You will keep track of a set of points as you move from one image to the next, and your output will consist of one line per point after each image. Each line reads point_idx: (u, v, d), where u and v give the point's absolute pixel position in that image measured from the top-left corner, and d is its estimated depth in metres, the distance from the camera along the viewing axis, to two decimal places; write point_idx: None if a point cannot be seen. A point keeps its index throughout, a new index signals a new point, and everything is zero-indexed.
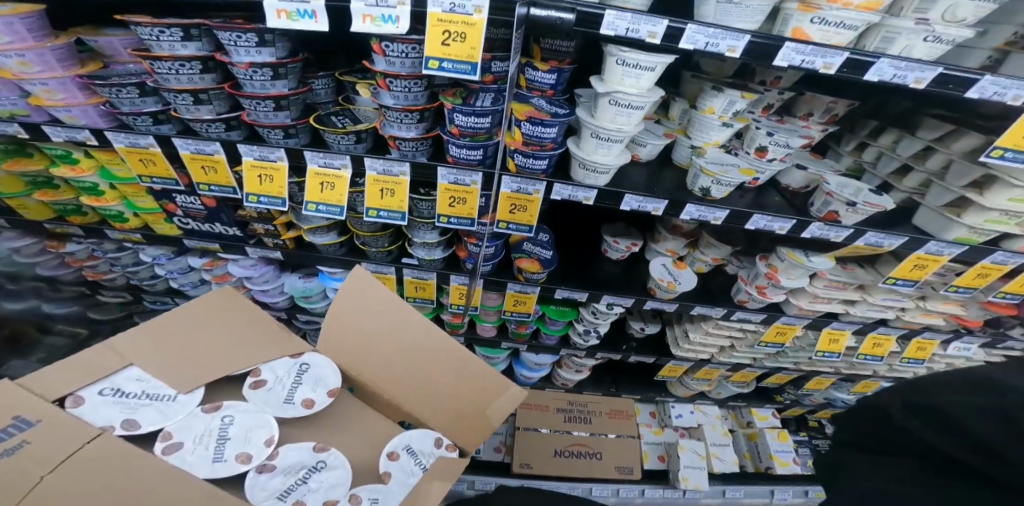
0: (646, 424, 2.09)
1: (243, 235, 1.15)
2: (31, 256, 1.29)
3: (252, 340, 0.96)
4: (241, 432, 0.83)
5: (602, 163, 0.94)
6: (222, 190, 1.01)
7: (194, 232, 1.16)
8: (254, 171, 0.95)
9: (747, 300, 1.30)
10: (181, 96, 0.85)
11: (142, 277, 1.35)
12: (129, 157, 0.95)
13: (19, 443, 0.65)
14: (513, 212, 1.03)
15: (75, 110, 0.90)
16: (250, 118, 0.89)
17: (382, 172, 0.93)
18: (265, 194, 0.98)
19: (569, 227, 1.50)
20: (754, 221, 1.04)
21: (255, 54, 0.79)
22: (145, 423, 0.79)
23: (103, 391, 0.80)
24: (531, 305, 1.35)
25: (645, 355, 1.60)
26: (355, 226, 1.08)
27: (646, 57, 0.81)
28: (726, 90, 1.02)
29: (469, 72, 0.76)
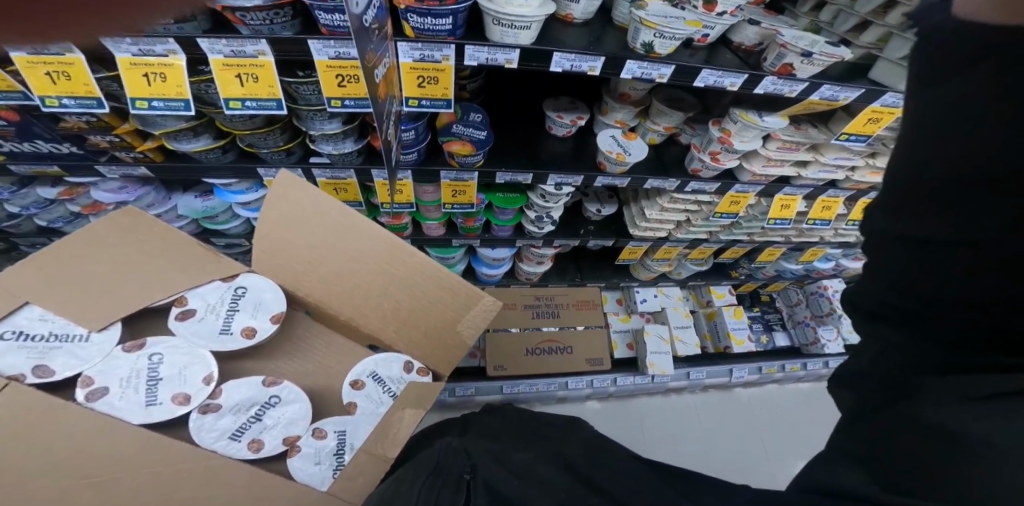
0: (614, 312, 2.13)
1: (86, 152, 0.93)
2: None
3: (175, 263, 0.81)
4: (175, 371, 0.74)
5: (518, 17, 0.76)
6: (7, 98, 0.77)
7: (17, 156, 0.92)
8: (36, 69, 0.70)
9: (701, 170, 1.19)
10: None
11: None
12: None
13: None
14: (423, 86, 0.86)
15: None
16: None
17: (231, 55, 0.72)
18: (68, 95, 0.75)
19: (500, 98, 1.32)
20: (703, 77, 0.90)
21: None
22: (61, 369, 0.70)
23: (4, 336, 0.70)
24: (472, 194, 1.22)
25: (603, 238, 1.53)
26: (228, 124, 0.88)
27: None
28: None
29: None
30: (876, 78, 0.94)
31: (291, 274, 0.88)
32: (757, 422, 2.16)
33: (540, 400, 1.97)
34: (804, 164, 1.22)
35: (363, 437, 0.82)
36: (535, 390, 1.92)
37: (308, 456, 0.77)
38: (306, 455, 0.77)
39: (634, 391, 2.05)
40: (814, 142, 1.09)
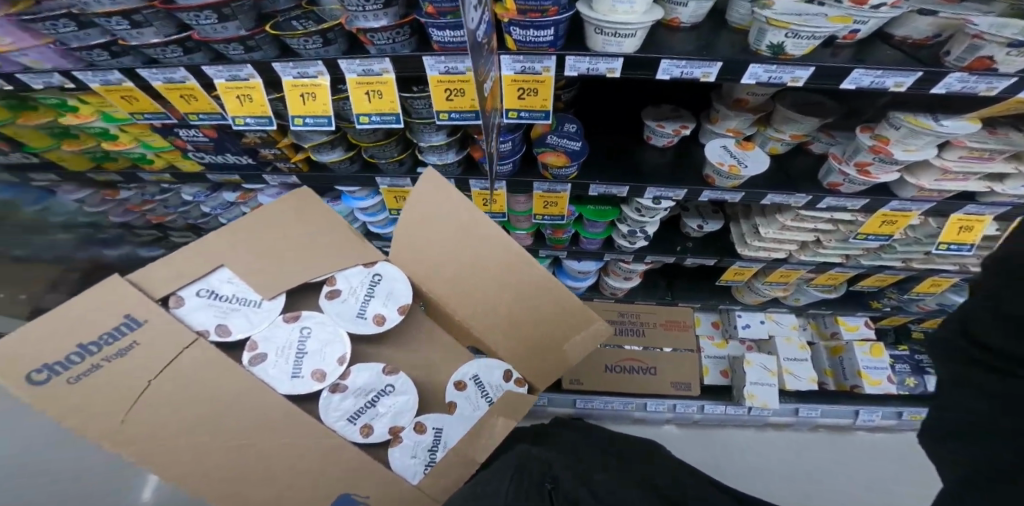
0: (708, 336, 1.92)
1: (257, 164, 1.11)
2: (97, 206, 1.37)
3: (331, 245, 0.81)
4: (318, 347, 0.77)
5: (623, 26, 0.71)
6: (211, 118, 0.94)
7: (213, 166, 1.15)
8: (231, 93, 0.86)
9: (841, 184, 0.99)
10: (114, 19, 0.73)
11: (194, 216, 1.42)
12: (109, 95, 0.90)
13: (131, 344, 0.65)
14: (522, 97, 0.86)
15: (34, 54, 0.82)
16: (201, 37, 0.76)
17: (364, 73, 0.81)
18: (250, 115, 0.90)
19: (600, 106, 1.26)
20: (853, 79, 0.74)
21: None
22: (236, 330, 0.73)
23: (199, 292, 0.73)
24: (563, 204, 1.19)
25: (704, 257, 1.38)
26: (355, 137, 0.99)
27: None
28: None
29: None
30: None
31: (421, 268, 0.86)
32: (904, 487, 1.75)
33: (614, 418, 1.86)
34: (999, 177, 0.95)
35: (458, 438, 0.82)
36: (610, 407, 1.82)
37: (406, 448, 0.80)
38: (407, 447, 0.80)
39: (725, 421, 1.83)
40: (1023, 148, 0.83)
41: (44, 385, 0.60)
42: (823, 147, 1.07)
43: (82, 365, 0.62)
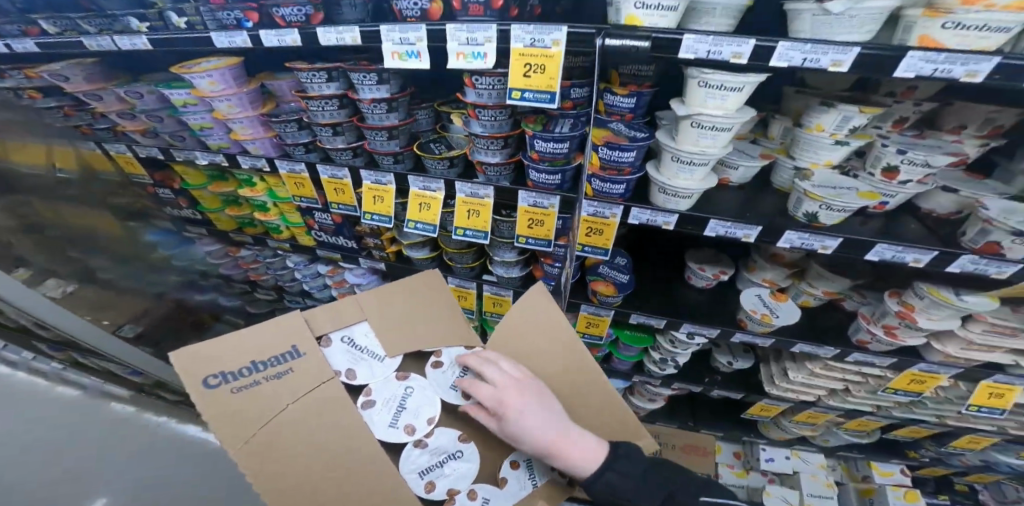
0: (727, 464, 1.77)
1: (358, 247, 1.38)
2: (218, 258, 1.69)
3: (449, 319, 0.88)
4: (415, 405, 0.76)
5: (682, 188, 0.89)
6: (346, 209, 1.22)
7: (325, 244, 1.42)
8: (371, 193, 1.14)
9: (869, 341, 1.09)
10: (325, 128, 1.07)
11: (285, 278, 1.67)
12: (289, 181, 1.23)
13: (286, 369, 0.68)
14: (590, 235, 1.05)
15: (258, 143, 1.19)
16: (370, 148, 1.10)
17: (470, 194, 1.07)
18: (377, 213, 1.16)
19: (649, 249, 1.41)
20: (877, 251, 0.83)
21: (376, 91, 0.97)
22: (360, 377, 0.75)
23: (342, 338, 0.78)
24: (604, 327, 1.31)
25: (731, 390, 1.45)
26: (444, 242, 1.25)
27: (732, 77, 0.72)
28: (838, 105, 0.75)
29: (548, 100, 0.87)
30: None
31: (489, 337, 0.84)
32: None
33: None
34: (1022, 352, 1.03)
35: None
36: None
37: None
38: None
39: None
40: None
41: (214, 390, 0.63)
42: (853, 306, 1.16)
43: (246, 379, 0.65)
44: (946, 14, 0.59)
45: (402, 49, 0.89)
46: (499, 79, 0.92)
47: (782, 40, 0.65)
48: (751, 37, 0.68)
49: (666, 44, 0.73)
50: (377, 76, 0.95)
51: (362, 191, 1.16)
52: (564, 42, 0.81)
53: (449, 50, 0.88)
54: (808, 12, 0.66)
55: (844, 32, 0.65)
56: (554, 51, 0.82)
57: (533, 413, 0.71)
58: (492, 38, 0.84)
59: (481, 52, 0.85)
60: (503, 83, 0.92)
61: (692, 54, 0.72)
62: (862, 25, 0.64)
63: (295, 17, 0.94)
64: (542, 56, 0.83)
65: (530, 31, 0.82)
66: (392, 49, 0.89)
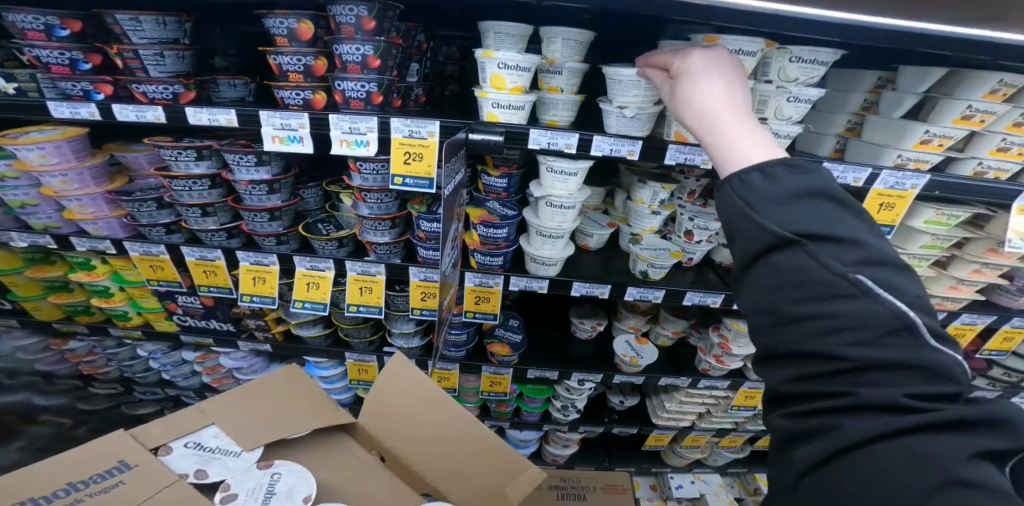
0: (647, 498, 1.85)
1: (236, 330, 1.30)
2: (35, 352, 1.42)
3: (318, 406, 0.91)
4: (286, 488, 0.76)
5: (547, 257, 1.05)
6: (219, 290, 1.19)
7: (191, 327, 1.32)
8: (249, 274, 1.14)
9: (709, 368, 1.30)
10: (192, 209, 1.05)
11: (136, 370, 1.48)
12: (141, 263, 1.14)
13: (116, 483, 0.70)
14: (478, 302, 1.17)
15: (101, 223, 1.09)
16: (249, 229, 1.09)
17: (361, 272, 1.14)
18: (257, 294, 1.16)
19: (538, 307, 1.54)
20: (689, 297, 1.07)
21: (254, 172, 1.00)
22: (213, 474, 0.76)
23: (187, 444, 0.79)
24: (507, 384, 1.39)
25: (628, 426, 1.58)
26: (338, 319, 1.26)
27: (570, 165, 0.91)
28: (650, 181, 0.99)
29: (428, 185, 0.99)
30: None
31: (376, 418, 0.97)
32: None
33: None
34: None
35: None
36: None
37: None
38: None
39: None
40: None
41: None
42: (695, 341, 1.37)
43: (68, 498, 0.68)
44: (718, 40, 0.77)
45: (283, 134, 0.95)
46: (381, 164, 1.03)
47: (596, 135, 0.87)
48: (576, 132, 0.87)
49: (518, 136, 0.89)
50: (256, 157, 0.99)
51: (239, 272, 1.15)
52: (438, 133, 0.95)
53: (333, 137, 0.96)
54: (614, 113, 0.87)
55: (634, 129, 0.88)
56: (430, 141, 0.95)
57: (708, 78, 0.66)
58: (374, 128, 0.95)
59: (365, 141, 0.95)
60: (386, 167, 1.02)
61: (537, 145, 0.88)
62: (638, 125, 0.87)
63: (159, 95, 0.95)
64: (421, 146, 0.96)
65: (408, 124, 0.94)
66: (273, 133, 0.95)
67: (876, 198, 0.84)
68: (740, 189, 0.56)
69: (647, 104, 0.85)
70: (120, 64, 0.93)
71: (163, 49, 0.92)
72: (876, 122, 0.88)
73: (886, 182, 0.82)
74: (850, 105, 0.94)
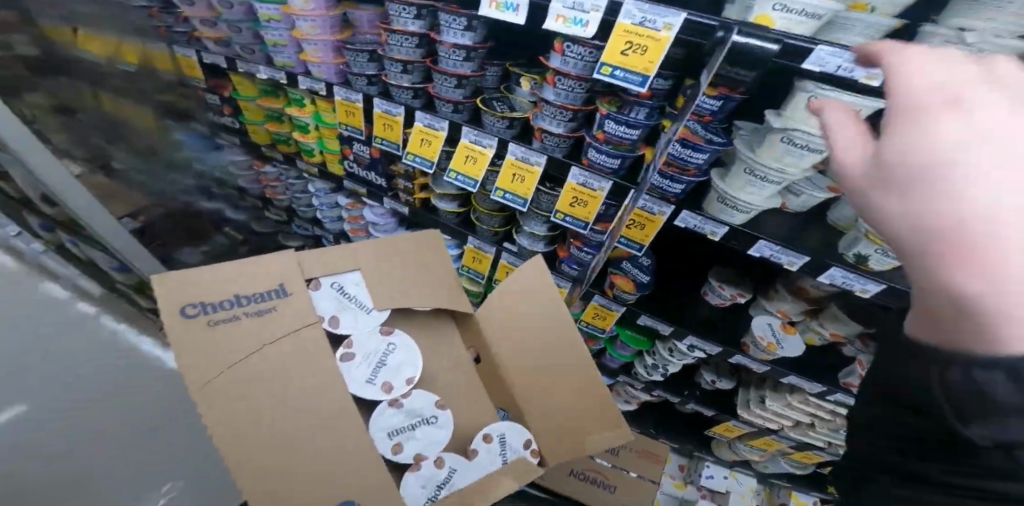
0: (670, 473, 1.88)
1: (385, 187, 1.30)
2: (242, 169, 1.54)
3: (442, 288, 0.86)
4: (395, 363, 0.78)
5: (744, 202, 0.90)
6: (388, 146, 1.16)
7: (353, 176, 1.34)
8: (419, 135, 1.09)
9: (855, 384, 1.14)
10: (395, 64, 1.01)
11: (300, 203, 1.58)
12: (340, 107, 1.15)
13: (270, 307, 0.69)
14: (629, 227, 1.07)
15: (323, 68, 1.11)
16: (433, 91, 1.04)
17: (520, 158, 1.06)
18: (420, 156, 1.12)
19: (678, 256, 1.39)
20: (911, 304, 0.82)
21: (459, 37, 0.92)
22: (344, 325, 0.76)
23: (334, 284, 0.78)
24: (609, 322, 1.34)
25: (706, 406, 1.52)
26: (478, 201, 1.22)
27: (852, 98, 0.69)
28: None
29: (639, 82, 0.86)
30: None
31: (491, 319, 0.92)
32: None
33: None
34: None
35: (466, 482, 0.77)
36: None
37: (420, 478, 0.75)
38: (422, 475, 0.75)
39: None
40: None
41: (191, 319, 0.63)
42: (851, 352, 1.18)
43: (228, 311, 0.66)
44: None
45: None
46: (590, 51, 0.91)
47: None
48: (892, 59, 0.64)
49: (798, 51, 0.69)
50: (466, 22, 0.89)
51: (411, 131, 1.11)
52: (676, 28, 0.79)
53: (551, 11, 0.87)
54: None
55: None
56: (662, 35, 0.80)
57: None
58: (600, 8, 0.82)
59: (584, 21, 0.83)
60: (595, 56, 0.90)
61: (819, 66, 0.68)
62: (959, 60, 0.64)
63: None
64: (648, 38, 0.81)
65: (644, 10, 0.80)
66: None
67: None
68: None
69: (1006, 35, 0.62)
70: None
71: None
72: None
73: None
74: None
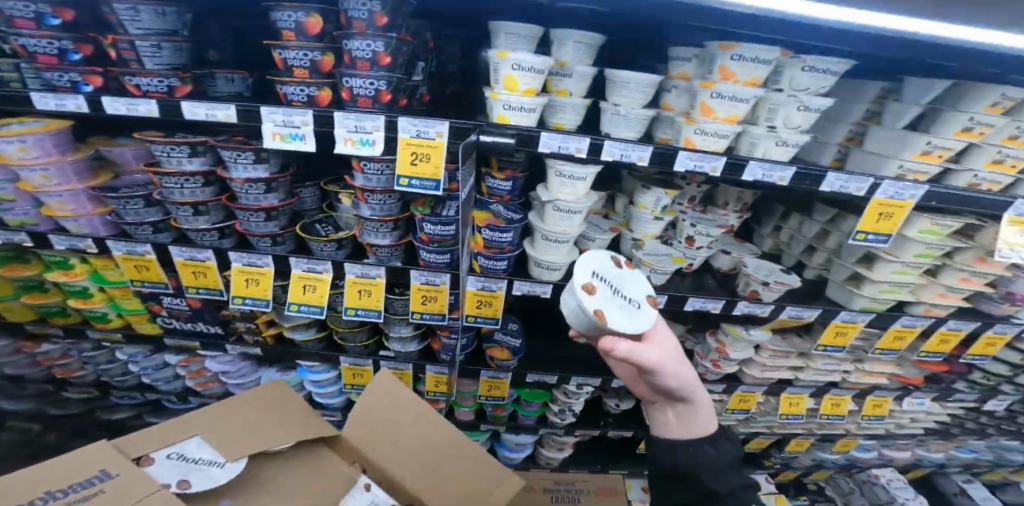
0: (640, 501, 1.78)
1: (223, 333, 1.28)
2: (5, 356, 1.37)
3: (296, 424, 0.86)
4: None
5: (551, 261, 1.05)
6: (209, 293, 1.16)
7: (175, 330, 1.31)
8: (242, 276, 1.11)
9: (706, 373, 1.32)
10: (183, 208, 1.03)
11: (115, 373, 1.46)
12: (125, 263, 1.12)
13: (97, 491, 0.61)
14: (479, 307, 1.15)
15: (82, 221, 1.07)
16: (243, 227, 1.06)
17: (360, 275, 1.10)
18: (250, 296, 1.13)
19: (542, 311, 1.52)
20: (691, 303, 1.08)
21: (252, 171, 0.98)
22: (196, 485, 0.69)
23: (171, 454, 0.72)
24: (506, 389, 1.38)
25: (622, 430, 1.58)
26: (335, 322, 1.23)
27: (578, 169, 0.93)
28: (653, 188, 1.01)
29: (434, 187, 0.96)
30: (833, 297, 1.14)
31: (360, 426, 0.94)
32: None
33: None
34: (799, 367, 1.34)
35: None
36: None
37: None
38: None
39: None
40: (799, 349, 1.24)
41: None
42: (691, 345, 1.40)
43: None
44: (713, 86, 0.81)
45: (284, 131, 0.92)
46: (387, 165, 0.99)
47: (606, 140, 0.86)
48: (587, 137, 0.88)
49: (529, 139, 0.89)
50: (254, 156, 0.96)
51: (231, 274, 1.12)
52: (446, 134, 0.91)
53: (337, 136, 0.93)
54: (607, 113, 0.91)
55: (624, 130, 0.91)
56: (437, 141, 0.92)
57: None
58: (380, 128, 0.91)
59: (371, 140, 0.92)
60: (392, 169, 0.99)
61: (548, 149, 0.88)
62: (629, 126, 0.90)
63: (154, 88, 0.91)
64: (427, 147, 0.92)
65: (416, 124, 0.90)
66: (272, 130, 0.92)
67: (877, 207, 0.86)
68: None
69: (636, 107, 0.88)
70: (114, 55, 0.90)
71: (161, 40, 0.89)
72: (880, 131, 0.90)
73: (887, 192, 0.84)
74: (850, 114, 0.95)
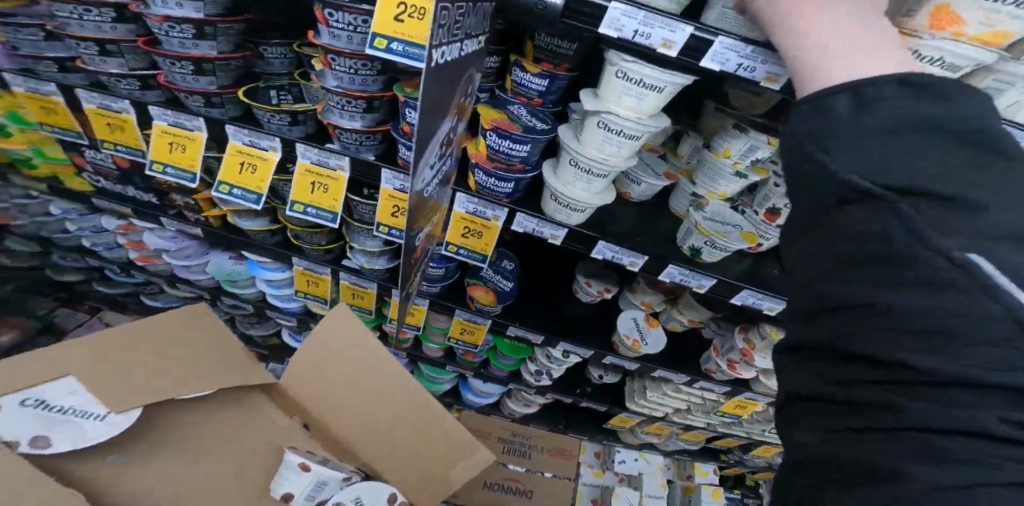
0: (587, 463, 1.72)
1: (161, 204, 1.06)
2: None
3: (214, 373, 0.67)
4: None
5: (574, 199, 0.77)
6: (129, 152, 0.91)
7: (104, 192, 1.08)
8: (165, 138, 0.86)
9: (714, 371, 1.13)
10: (84, 44, 0.73)
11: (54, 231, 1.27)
12: (29, 102, 0.87)
13: None
14: (467, 236, 0.90)
15: None
16: (166, 79, 0.77)
17: (318, 162, 0.83)
18: (173, 165, 0.88)
19: (541, 256, 1.27)
20: (741, 295, 0.84)
21: (174, 8, 0.66)
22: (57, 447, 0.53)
23: (25, 401, 0.55)
24: (480, 336, 1.18)
25: (598, 403, 1.43)
26: (285, 218, 0.98)
27: (653, 72, 0.60)
28: (751, 132, 0.70)
29: (421, 59, 0.62)
30: None
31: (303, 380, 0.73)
32: None
33: None
34: None
35: None
36: None
37: None
38: None
39: None
40: None
41: None
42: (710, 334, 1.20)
43: None
44: None
45: None
46: (362, 18, 0.64)
47: (721, 35, 0.53)
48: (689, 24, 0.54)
49: (588, 9, 0.55)
50: None
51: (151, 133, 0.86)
52: None
53: None
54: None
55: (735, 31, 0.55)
56: None
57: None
58: None
59: None
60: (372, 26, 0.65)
61: (614, 31, 0.55)
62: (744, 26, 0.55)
63: None
64: None
65: None
66: None
67: None
68: (815, 119, 0.37)
69: None
70: None
71: None
72: None
73: None
74: None
